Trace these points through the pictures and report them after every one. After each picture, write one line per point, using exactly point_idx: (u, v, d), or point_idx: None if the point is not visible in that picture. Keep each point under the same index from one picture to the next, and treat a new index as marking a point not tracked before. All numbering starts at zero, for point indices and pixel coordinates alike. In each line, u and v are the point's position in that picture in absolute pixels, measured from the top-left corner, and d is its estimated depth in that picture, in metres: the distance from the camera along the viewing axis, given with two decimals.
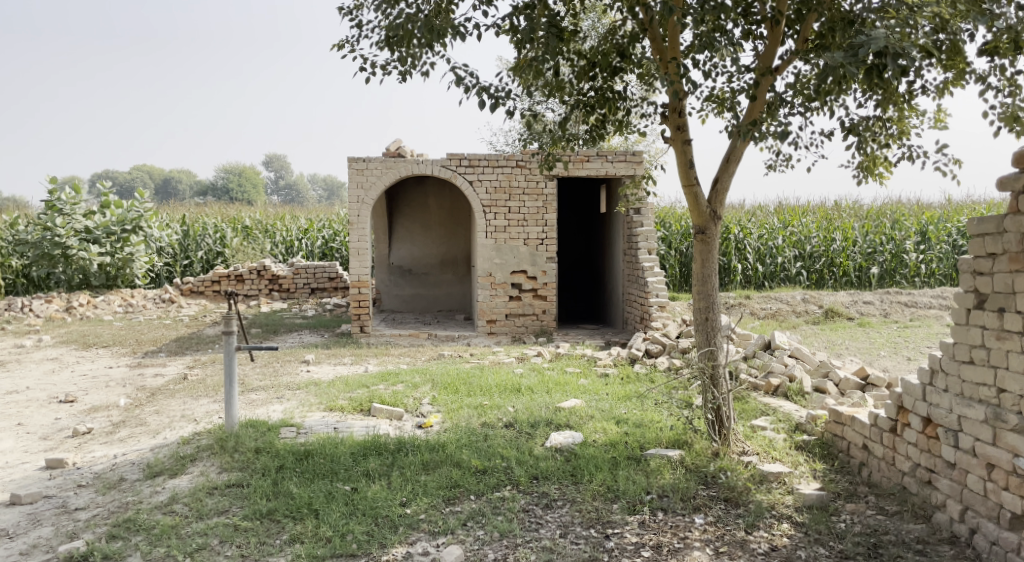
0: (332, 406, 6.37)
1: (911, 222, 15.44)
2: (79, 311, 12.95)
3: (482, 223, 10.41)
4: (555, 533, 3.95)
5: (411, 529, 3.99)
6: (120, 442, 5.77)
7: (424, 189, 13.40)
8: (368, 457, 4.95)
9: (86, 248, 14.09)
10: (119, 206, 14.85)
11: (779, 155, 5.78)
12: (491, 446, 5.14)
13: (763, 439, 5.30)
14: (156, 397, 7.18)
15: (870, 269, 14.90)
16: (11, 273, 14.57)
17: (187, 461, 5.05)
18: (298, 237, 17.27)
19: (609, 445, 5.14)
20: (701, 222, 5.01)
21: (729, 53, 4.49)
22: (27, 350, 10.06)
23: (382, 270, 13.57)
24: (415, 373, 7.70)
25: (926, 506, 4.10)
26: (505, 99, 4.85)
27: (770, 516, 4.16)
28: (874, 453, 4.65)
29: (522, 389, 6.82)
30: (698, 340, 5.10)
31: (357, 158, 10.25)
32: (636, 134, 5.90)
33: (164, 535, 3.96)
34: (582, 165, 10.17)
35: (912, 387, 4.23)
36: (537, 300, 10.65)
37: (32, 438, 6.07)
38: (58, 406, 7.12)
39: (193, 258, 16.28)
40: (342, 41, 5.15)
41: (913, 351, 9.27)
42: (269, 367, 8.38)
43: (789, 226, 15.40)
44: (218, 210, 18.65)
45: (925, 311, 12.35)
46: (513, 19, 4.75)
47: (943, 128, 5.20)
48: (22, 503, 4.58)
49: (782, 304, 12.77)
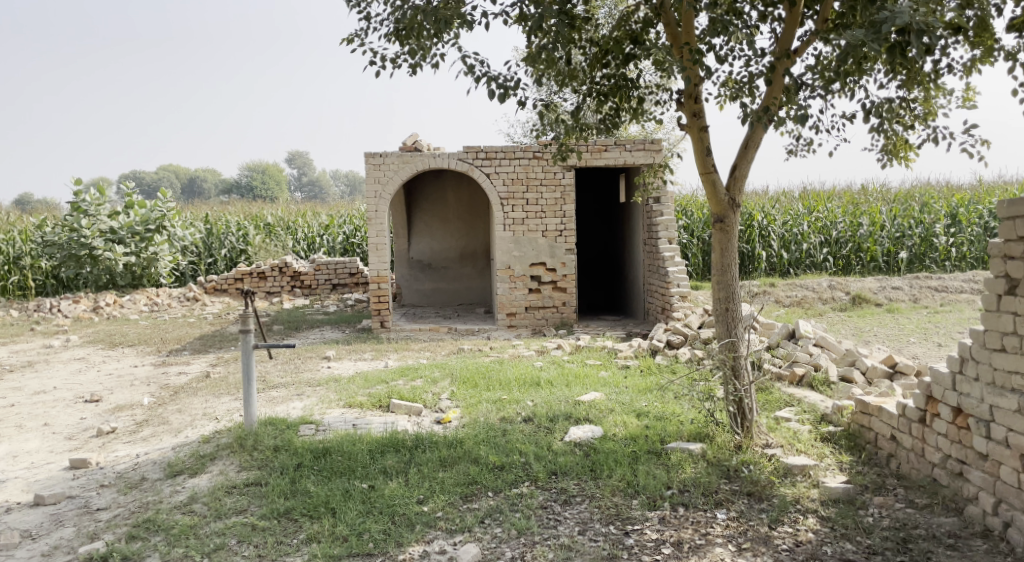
0: (351, 402, 6.36)
1: (940, 205, 15.10)
2: (107, 311, 13.12)
3: (500, 216, 10.36)
4: (574, 530, 3.89)
5: (428, 527, 3.94)
6: (143, 442, 5.81)
7: (442, 183, 13.36)
8: (387, 454, 4.91)
9: (111, 248, 14.26)
10: (143, 206, 14.99)
11: (800, 140, 5.62)
12: (510, 441, 5.08)
13: (788, 431, 5.18)
14: (179, 396, 7.24)
15: (899, 253, 14.58)
16: (41, 274, 14.75)
17: (207, 460, 5.06)
18: (320, 234, 17.38)
19: (630, 439, 5.05)
20: (720, 211, 4.88)
21: (745, 37, 4.33)
22: (55, 351, 10.21)
23: (402, 265, 13.58)
24: (434, 368, 7.67)
25: (958, 499, 3.97)
26: (515, 89, 4.75)
27: (795, 510, 4.06)
28: (903, 444, 4.51)
29: (541, 382, 6.77)
30: (719, 331, 4.98)
31: (375, 153, 10.24)
32: (653, 122, 5.76)
33: (183, 536, 3.97)
34: (600, 155, 10.05)
35: (942, 376, 4.09)
36: (557, 292, 10.57)
37: (58, 438, 6.15)
38: (84, 406, 7.21)
39: (217, 256, 16.43)
40: (351, 35, 5.08)
41: (944, 337, 9.05)
42: (290, 363, 8.41)
43: (815, 211, 15.15)
44: (240, 207, 18.78)
45: (956, 296, 12.06)
46: (522, 6, 4.63)
47: (972, 107, 5.02)
48: (46, 503, 4.63)
49: (807, 291, 12.54)
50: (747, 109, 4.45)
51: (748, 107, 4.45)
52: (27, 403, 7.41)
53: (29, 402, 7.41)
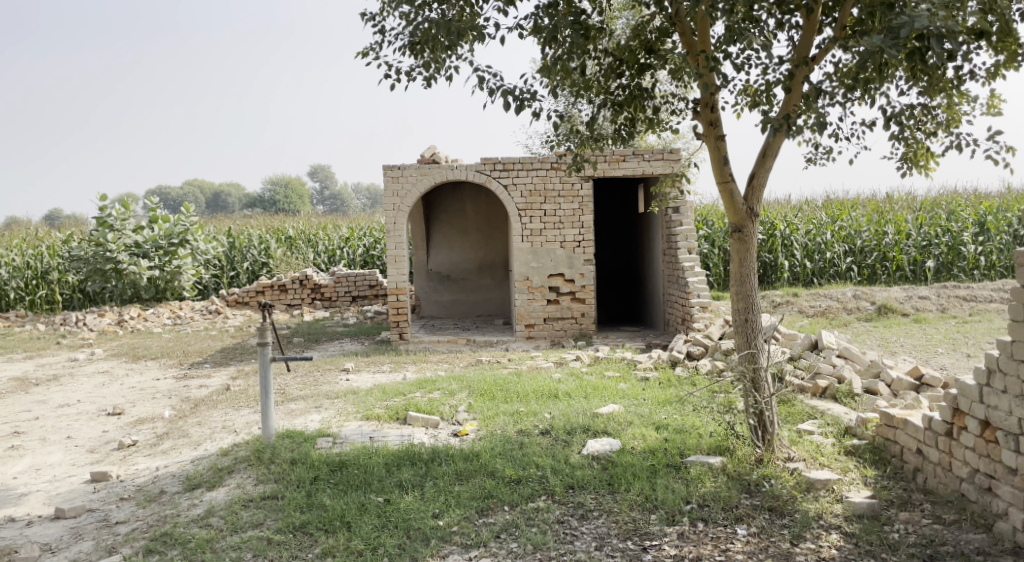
0: (368, 415, 6.35)
1: (968, 212, 14.84)
2: (131, 324, 13.28)
3: (518, 226, 10.34)
4: (591, 545, 3.83)
5: (443, 542, 3.91)
6: (163, 455, 5.85)
7: (460, 196, 13.38)
8: (402, 467, 4.89)
9: (136, 261, 14.45)
10: (167, 220, 15.19)
11: (818, 149, 5.59)
12: (526, 454, 5.03)
13: (810, 444, 5.08)
14: (199, 408, 7.28)
15: (926, 262, 14.34)
16: (68, 288, 15.00)
17: (225, 473, 5.07)
18: (340, 246, 17.50)
19: (648, 452, 4.98)
20: (737, 220, 4.82)
21: (762, 43, 4.28)
22: (80, 364, 10.35)
23: (421, 277, 13.62)
24: (452, 380, 7.64)
25: (987, 514, 3.85)
26: (530, 100, 4.75)
27: (818, 526, 3.96)
28: (929, 458, 4.40)
29: (559, 394, 6.72)
30: (738, 342, 4.92)
31: (393, 166, 10.30)
32: (670, 132, 5.71)
33: (200, 549, 3.97)
34: (618, 165, 10.01)
35: (968, 389, 3.98)
36: (575, 304, 10.52)
37: (80, 451, 6.21)
38: (106, 419, 7.28)
39: (239, 269, 16.60)
40: (366, 49, 5.13)
41: (973, 348, 8.86)
42: (309, 376, 8.43)
43: (838, 221, 14.96)
44: (262, 221, 18.91)
45: (985, 305, 11.82)
46: (536, 19, 4.63)
47: (998, 114, 4.94)
48: (67, 517, 4.66)
49: (831, 301, 12.38)
50: (767, 117, 4.40)
51: (766, 114, 4.40)
52: (51, 416, 7.49)
53: (53, 416, 7.49)
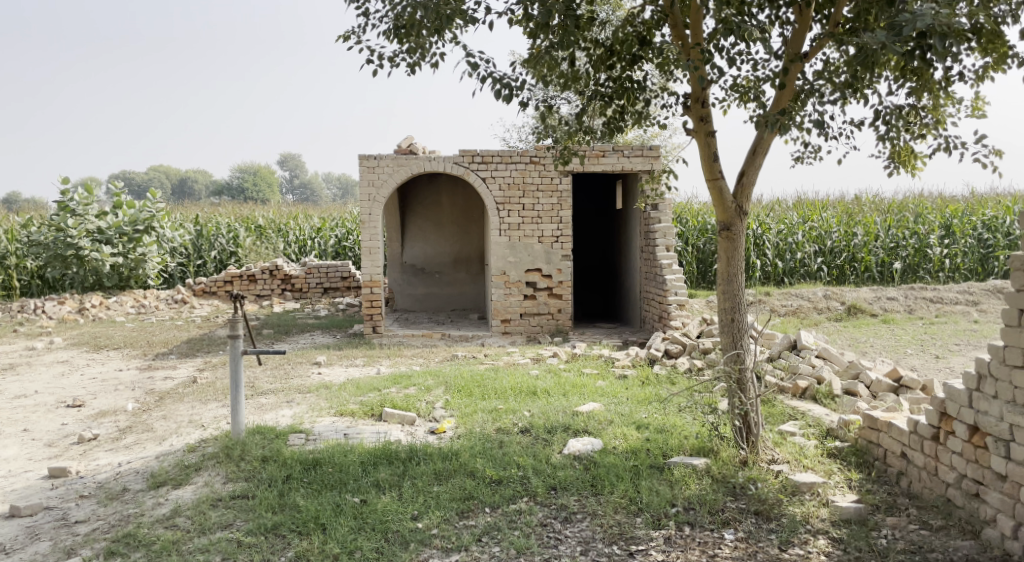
0: (342, 411, 6.18)
1: (934, 216, 15.11)
2: (92, 312, 12.85)
3: (496, 220, 10.20)
4: (575, 550, 3.72)
5: (422, 546, 3.77)
6: (126, 450, 5.59)
7: (436, 187, 13.20)
8: (379, 466, 4.72)
9: (98, 248, 13.96)
10: (131, 206, 14.72)
11: (806, 148, 5.53)
12: (506, 454, 4.90)
13: (794, 446, 5.03)
14: (164, 402, 7.01)
15: (893, 264, 14.53)
16: (26, 274, 14.48)
17: (193, 471, 4.86)
18: (312, 236, 17.16)
19: (630, 452, 4.89)
20: (726, 218, 4.74)
21: (756, 37, 4.20)
22: (38, 353, 9.96)
23: (395, 269, 13.41)
24: (427, 375, 7.47)
25: (974, 521, 3.82)
26: (519, 90, 4.63)
27: (805, 531, 3.91)
28: (913, 461, 4.37)
29: (538, 392, 6.61)
30: (724, 342, 4.83)
31: (368, 156, 10.03)
32: (656, 127, 5.60)
33: (165, 552, 3.77)
34: (598, 160, 9.91)
35: (957, 394, 3.95)
36: (552, 299, 10.40)
37: (37, 445, 5.92)
38: (65, 411, 6.98)
39: (206, 258, 16.18)
40: (348, 32, 4.95)
41: (942, 349, 8.95)
42: (279, 369, 8.21)
43: (809, 221, 15.08)
44: (231, 209, 18.47)
45: (951, 307, 12.00)
46: (527, 5, 4.49)
47: (982, 116, 4.94)
48: (22, 515, 4.42)
49: (803, 301, 12.44)
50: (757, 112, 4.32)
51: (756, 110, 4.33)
52: (6, 407, 7.17)
53: (8, 407, 7.18)
